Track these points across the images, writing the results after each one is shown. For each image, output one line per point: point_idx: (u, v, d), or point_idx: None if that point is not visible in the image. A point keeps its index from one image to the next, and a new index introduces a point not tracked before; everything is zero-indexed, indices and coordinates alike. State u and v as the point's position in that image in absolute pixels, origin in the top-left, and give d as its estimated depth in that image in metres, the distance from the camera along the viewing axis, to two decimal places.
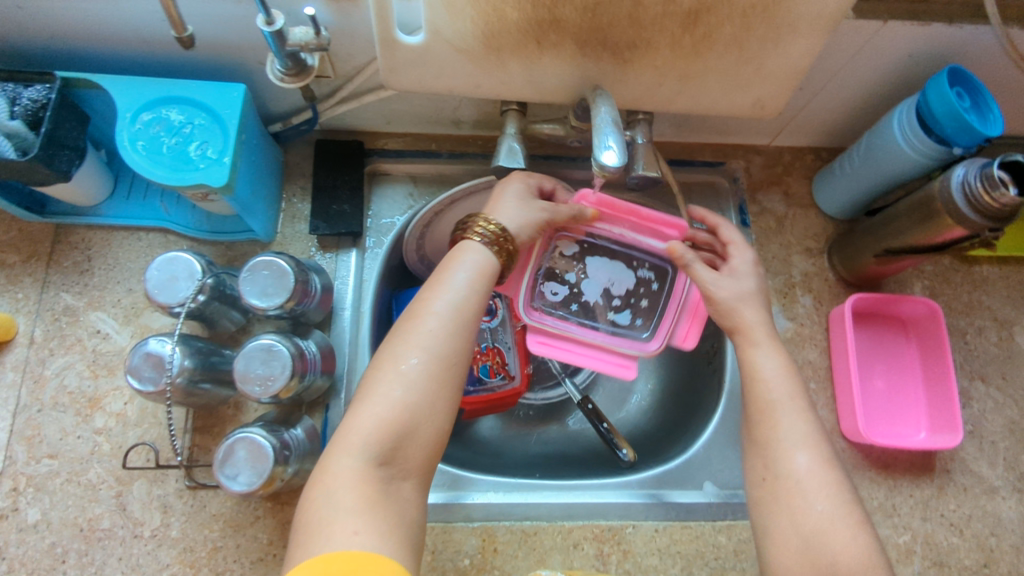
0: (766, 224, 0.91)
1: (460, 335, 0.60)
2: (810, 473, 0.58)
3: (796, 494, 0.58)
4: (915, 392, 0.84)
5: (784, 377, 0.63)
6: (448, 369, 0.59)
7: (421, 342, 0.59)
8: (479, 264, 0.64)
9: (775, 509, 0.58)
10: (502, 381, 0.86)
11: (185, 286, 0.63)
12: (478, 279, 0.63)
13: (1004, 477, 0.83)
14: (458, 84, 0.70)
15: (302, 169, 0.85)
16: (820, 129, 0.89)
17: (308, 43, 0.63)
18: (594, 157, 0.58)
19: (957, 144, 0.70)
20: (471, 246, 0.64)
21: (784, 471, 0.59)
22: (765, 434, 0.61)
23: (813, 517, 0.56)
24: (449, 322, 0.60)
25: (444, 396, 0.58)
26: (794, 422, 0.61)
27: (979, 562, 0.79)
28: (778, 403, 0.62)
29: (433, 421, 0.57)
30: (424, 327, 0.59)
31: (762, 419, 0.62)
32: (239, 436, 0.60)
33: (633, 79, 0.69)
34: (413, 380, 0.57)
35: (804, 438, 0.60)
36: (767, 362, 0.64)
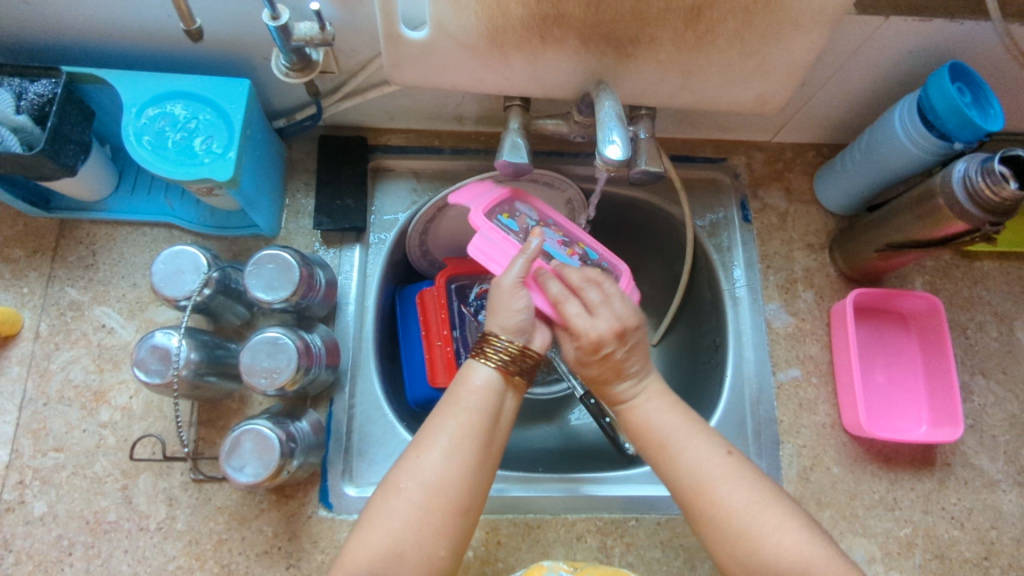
0: (768, 220, 0.91)
1: (459, 461, 0.59)
2: (736, 489, 0.60)
3: (733, 518, 0.59)
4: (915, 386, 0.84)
5: (678, 413, 0.66)
6: (444, 496, 0.58)
7: (414, 470, 0.59)
8: (489, 386, 0.64)
9: (720, 539, 0.59)
10: None
11: (191, 280, 0.64)
12: (483, 403, 0.63)
13: (1004, 471, 0.83)
14: (462, 79, 0.71)
15: (305, 165, 0.85)
16: (821, 125, 0.89)
17: (313, 38, 0.63)
18: (598, 152, 0.58)
19: (958, 139, 0.71)
20: (472, 367, 0.65)
21: (708, 507, 0.60)
22: (679, 479, 0.62)
23: (755, 533, 0.58)
24: (448, 449, 0.60)
25: (436, 527, 0.57)
26: (704, 446, 0.63)
27: (980, 554, 0.80)
28: (682, 435, 0.64)
29: (421, 547, 0.57)
30: (416, 453, 0.60)
31: (675, 455, 0.63)
32: (246, 427, 0.60)
33: (636, 74, 0.69)
34: (406, 511, 0.57)
35: (711, 464, 0.61)
36: (658, 407, 0.66)
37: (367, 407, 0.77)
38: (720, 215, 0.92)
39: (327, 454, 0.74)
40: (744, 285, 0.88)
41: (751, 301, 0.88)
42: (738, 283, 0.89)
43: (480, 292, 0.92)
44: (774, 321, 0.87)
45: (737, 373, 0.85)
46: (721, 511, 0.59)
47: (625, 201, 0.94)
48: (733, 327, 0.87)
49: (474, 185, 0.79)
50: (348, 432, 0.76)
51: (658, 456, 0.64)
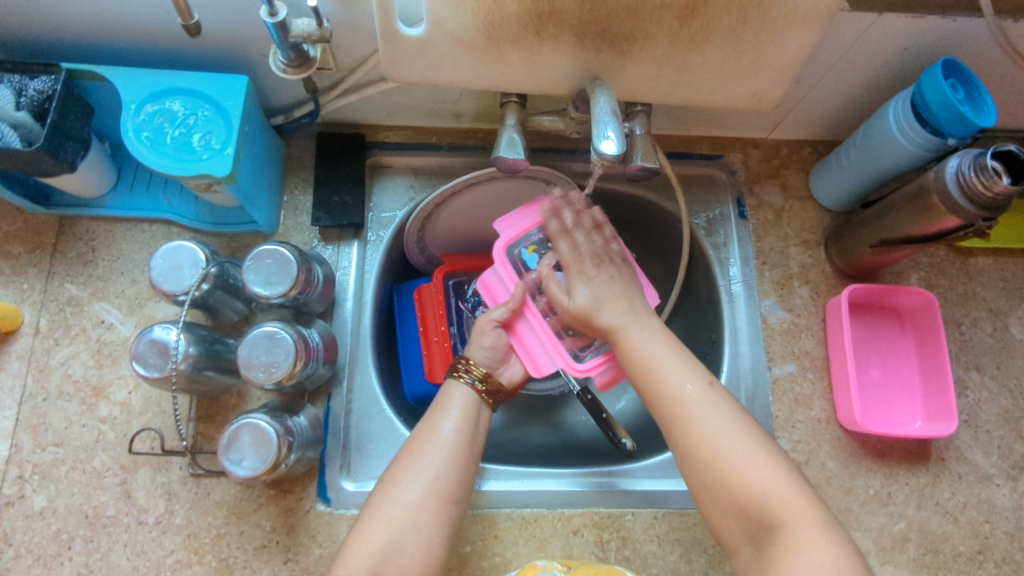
0: (764, 216, 0.92)
1: (450, 458, 0.65)
2: (712, 420, 0.61)
3: (709, 444, 0.60)
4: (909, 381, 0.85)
5: (663, 346, 0.66)
6: (439, 488, 0.63)
7: (409, 469, 0.63)
8: (469, 401, 0.69)
9: (696, 463, 0.61)
10: None
11: (189, 275, 0.64)
12: (466, 414, 0.68)
13: (998, 466, 0.84)
14: (459, 76, 0.71)
15: (303, 162, 0.85)
16: (816, 122, 0.90)
17: (310, 34, 0.64)
18: (593, 147, 0.59)
19: (951, 135, 0.71)
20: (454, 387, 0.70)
21: (692, 436, 0.61)
22: (664, 406, 0.63)
23: (728, 460, 0.59)
24: (439, 449, 0.65)
25: (432, 517, 0.61)
26: (687, 376, 0.64)
27: (974, 549, 0.80)
28: (668, 367, 0.64)
29: (421, 536, 0.60)
30: (410, 454, 0.65)
31: (659, 381, 0.64)
32: (244, 421, 0.61)
33: (632, 71, 0.70)
34: (407, 500, 0.61)
35: (697, 396, 0.62)
36: (647, 338, 0.66)
37: (365, 403, 0.78)
38: (716, 212, 0.93)
39: (325, 449, 0.74)
40: (740, 281, 0.89)
41: (747, 297, 0.88)
42: (734, 279, 0.89)
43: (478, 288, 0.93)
44: (770, 317, 0.87)
45: (733, 368, 0.86)
46: (701, 441, 0.61)
47: (621, 197, 0.94)
48: (729, 323, 0.87)
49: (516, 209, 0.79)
50: (346, 428, 0.76)
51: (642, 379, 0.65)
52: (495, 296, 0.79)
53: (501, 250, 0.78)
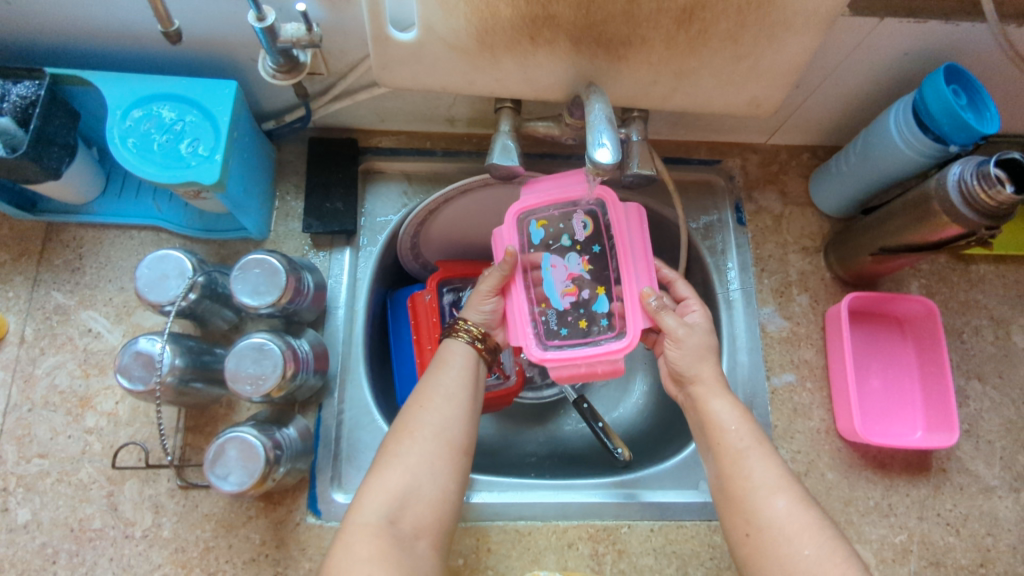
0: (763, 222, 0.90)
1: (458, 406, 0.66)
2: (789, 515, 0.60)
3: (782, 543, 0.59)
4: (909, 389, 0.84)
5: (744, 425, 0.66)
6: (450, 438, 0.64)
7: (420, 420, 0.64)
8: (470, 356, 0.70)
9: (766, 563, 0.59)
10: (497, 380, 0.87)
11: (176, 285, 0.63)
12: (468, 368, 0.69)
13: (1001, 477, 0.83)
14: (452, 81, 0.70)
15: (295, 167, 0.84)
16: (815, 127, 0.89)
17: (300, 39, 0.62)
18: (588, 155, 0.57)
19: (953, 142, 0.70)
20: (455, 347, 0.70)
21: (765, 523, 0.60)
22: (740, 489, 0.63)
23: (802, 563, 0.58)
24: (447, 397, 0.66)
25: (446, 464, 0.62)
26: (765, 468, 0.63)
27: (976, 561, 0.79)
28: (744, 450, 0.64)
29: (436, 483, 0.61)
30: (421, 404, 0.65)
31: (735, 471, 0.64)
32: (230, 435, 0.59)
33: (628, 75, 0.68)
34: (420, 448, 0.62)
35: (780, 486, 0.62)
36: (726, 410, 0.67)
37: (356, 413, 0.76)
38: (714, 217, 0.91)
39: (315, 460, 0.73)
40: (739, 289, 0.88)
41: (745, 304, 0.87)
42: (732, 286, 0.88)
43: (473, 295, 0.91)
44: (769, 325, 0.86)
45: (731, 377, 0.84)
46: (768, 530, 0.60)
47: None
48: (727, 331, 0.86)
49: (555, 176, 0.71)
50: (337, 439, 0.75)
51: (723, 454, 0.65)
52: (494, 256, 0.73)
53: (514, 215, 0.71)
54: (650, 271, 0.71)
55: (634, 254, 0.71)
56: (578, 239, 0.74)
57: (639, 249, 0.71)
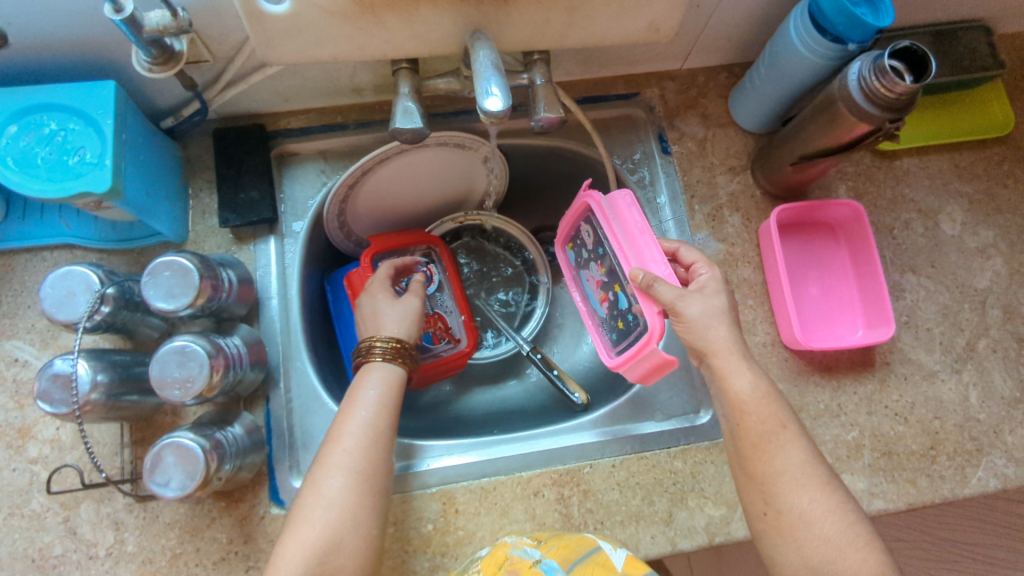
0: (688, 148, 0.90)
1: (375, 447, 0.62)
2: (814, 503, 0.59)
3: (800, 527, 0.59)
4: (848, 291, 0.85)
5: (770, 405, 0.63)
6: (368, 481, 0.60)
7: (338, 466, 0.60)
8: (388, 380, 0.68)
9: (780, 543, 0.60)
10: (448, 345, 0.87)
11: (83, 300, 0.61)
12: (383, 400, 0.66)
13: (942, 361, 0.86)
14: (341, 49, 0.68)
15: (204, 163, 0.81)
16: (726, 45, 0.88)
17: (167, 26, 0.59)
18: (478, 106, 0.56)
19: (851, 41, 0.70)
20: (373, 367, 0.68)
21: (789, 507, 0.59)
22: (762, 470, 0.61)
23: (822, 548, 0.58)
24: (365, 437, 0.62)
25: (367, 509, 0.59)
26: (788, 453, 0.61)
27: (926, 445, 0.82)
28: (770, 435, 0.62)
29: (358, 533, 0.58)
30: (342, 448, 0.61)
31: (760, 454, 0.62)
32: (166, 441, 0.59)
33: (519, 18, 0.67)
34: (335, 499, 0.58)
35: (806, 474, 0.60)
36: (747, 387, 0.63)
37: (306, 399, 0.76)
38: (640, 152, 0.92)
39: (271, 452, 0.73)
40: (671, 220, 0.89)
41: (678, 234, 0.88)
42: (665, 219, 0.89)
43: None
44: (704, 250, 0.86)
45: None
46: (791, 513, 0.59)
47: (543, 151, 0.92)
48: None
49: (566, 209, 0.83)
50: (289, 428, 0.75)
51: (750, 430, 0.62)
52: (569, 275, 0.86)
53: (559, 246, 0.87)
54: (649, 248, 0.68)
55: (625, 241, 0.71)
56: (591, 250, 0.80)
57: (631, 230, 0.69)
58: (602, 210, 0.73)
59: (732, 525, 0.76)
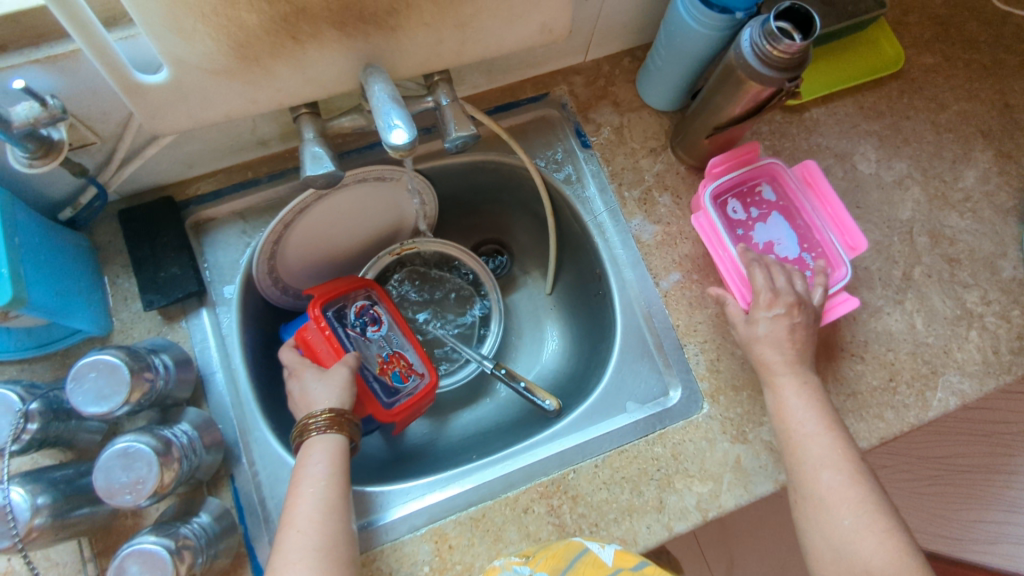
0: (607, 138, 0.91)
1: (333, 520, 0.62)
2: (834, 489, 0.64)
3: (822, 510, 0.63)
4: (813, 222, 0.84)
5: (815, 414, 0.68)
6: (333, 554, 0.59)
7: (300, 546, 0.58)
8: (333, 454, 0.67)
9: (809, 524, 0.64)
10: (416, 382, 0.85)
11: (6, 422, 0.56)
12: (332, 471, 0.65)
13: (884, 295, 0.89)
14: (235, 106, 0.65)
15: (116, 247, 0.77)
16: (623, 31, 0.89)
17: (38, 117, 0.55)
18: (383, 140, 0.54)
19: (738, 9, 0.71)
20: (315, 443, 0.67)
21: (810, 492, 0.65)
22: (798, 456, 0.67)
23: (841, 530, 0.62)
24: (320, 513, 0.61)
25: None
26: (825, 445, 0.66)
27: (886, 378, 0.85)
28: (812, 434, 0.67)
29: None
30: (298, 530, 0.60)
31: (795, 450, 0.68)
32: (128, 550, 0.55)
33: (410, 43, 0.66)
34: None
35: (834, 462, 0.65)
36: (800, 404, 0.69)
37: (272, 468, 0.73)
38: (560, 150, 0.92)
39: (247, 532, 0.70)
40: (604, 211, 0.89)
41: (614, 223, 0.88)
42: (598, 211, 0.89)
43: (358, 310, 0.85)
44: (643, 235, 0.87)
45: (624, 296, 0.87)
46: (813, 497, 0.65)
47: (465, 167, 0.91)
48: (606, 255, 0.88)
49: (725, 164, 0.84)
50: (261, 502, 0.72)
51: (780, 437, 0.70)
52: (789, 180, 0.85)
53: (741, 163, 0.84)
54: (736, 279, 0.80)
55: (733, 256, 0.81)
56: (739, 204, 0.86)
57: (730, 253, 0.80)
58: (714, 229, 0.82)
59: (721, 497, 0.76)
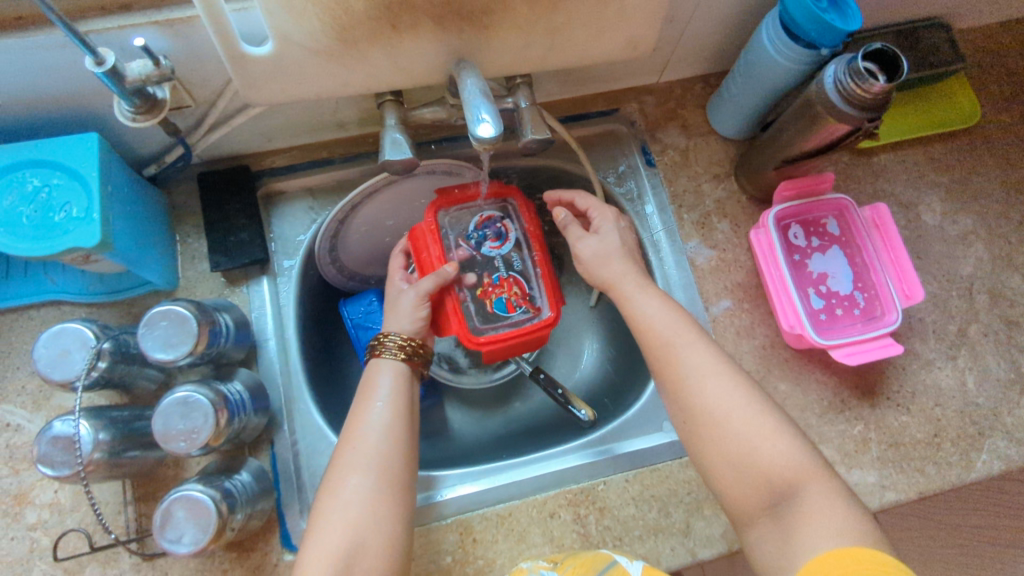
0: (672, 159, 0.92)
1: (392, 444, 0.63)
2: (720, 395, 0.64)
3: (716, 428, 0.63)
4: (872, 263, 0.84)
5: (667, 312, 0.70)
6: (388, 478, 0.61)
7: (355, 464, 0.61)
8: (398, 379, 0.69)
9: (708, 452, 0.63)
10: (525, 314, 0.79)
11: (79, 357, 0.59)
12: (397, 395, 0.67)
13: (937, 349, 0.87)
14: (326, 86, 0.68)
15: (191, 207, 0.80)
16: (700, 57, 0.90)
17: (150, 75, 0.59)
18: (471, 133, 0.56)
19: (824, 45, 0.72)
20: (382, 363, 0.69)
21: (696, 406, 0.64)
22: (673, 372, 0.66)
23: (740, 444, 0.62)
24: (380, 436, 0.63)
25: (389, 508, 0.60)
26: (702, 353, 0.66)
27: (930, 433, 0.83)
28: (674, 337, 0.68)
29: (382, 532, 0.58)
30: (357, 449, 0.62)
31: (671, 352, 0.67)
32: (175, 496, 0.57)
33: (501, 44, 0.68)
34: (354, 502, 0.59)
35: (742, 406, 0.63)
36: (653, 305, 0.70)
37: (311, 439, 0.75)
38: (624, 165, 0.93)
39: (280, 497, 0.72)
40: (661, 230, 0.89)
41: (670, 244, 0.89)
42: (656, 229, 0.90)
43: (481, 221, 0.80)
44: (697, 258, 0.87)
45: None
46: (709, 424, 0.63)
47: (529, 171, 0.93)
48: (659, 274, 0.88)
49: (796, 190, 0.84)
50: (297, 470, 0.73)
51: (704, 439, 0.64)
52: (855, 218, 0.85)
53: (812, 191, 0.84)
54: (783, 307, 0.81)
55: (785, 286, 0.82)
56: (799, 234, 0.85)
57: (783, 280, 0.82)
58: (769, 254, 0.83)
59: None
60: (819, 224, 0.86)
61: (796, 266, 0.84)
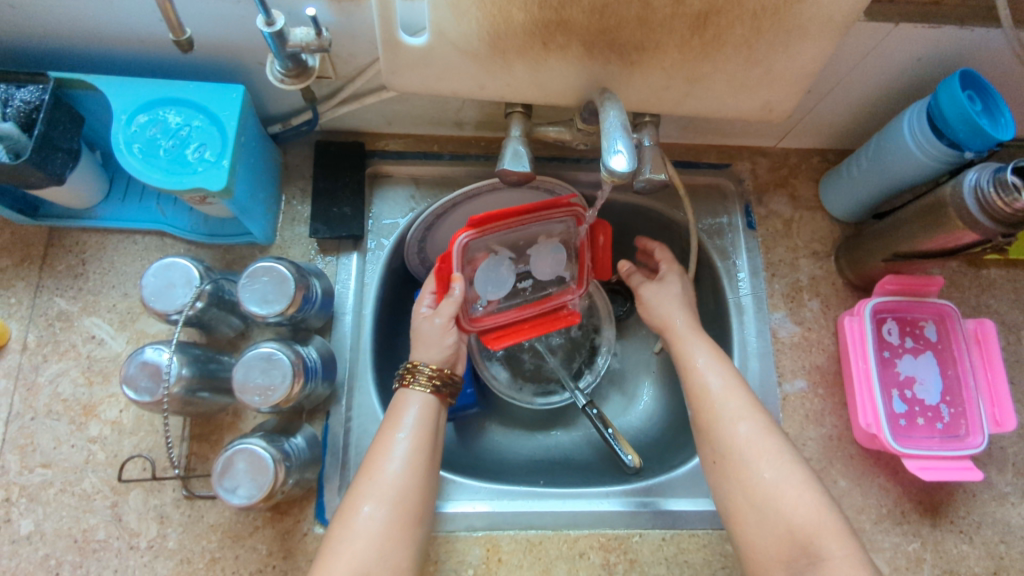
0: (773, 226, 0.90)
1: (410, 474, 0.62)
2: (751, 440, 0.64)
3: (742, 469, 0.63)
4: (965, 379, 0.80)
5: (714, 361, 0.70)
6: (402, 510, 0.60)
7: (373, 493, 0.60)
8: (421, 410, 0.67)
9: (729, 486, 0.63)
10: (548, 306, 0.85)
11: (182, 293, 0.62)
12: (420, 426, 0.65)
13: (1013, 484, 0.82)
14: (463, 86, 0.69)
15: (302, 171, 0.83)
16: (826, 131, 0.88)
17: (309, 44, 0.61)
18: (603, 162, 0.56)
19: (969, 149, 0.69)
20: (405, 397, 0.67)
21: (725, 449, 0.64)
22: (704, 419, 0.67)
23: (762, 485, 0.61)
24: (399, 467, 0.62)
25: (398, 543, 0.59)
26: (737, 398, 0.67)
27: (989, 570, 0.78)
28: (720, 386, 0.67)
29: (390, 562, 0.58)
30: (378, 479, 0.61)
31: (704, 403, 0.67)
32: (239, 447, 0.59)
33: (641, 81, 0.68)
34: (368, 531, 0.58)
35: (765, 449, 0.63)
36: (698, 351, 0.71)
37: (365, 421, 0.76)
38: (724, 221, 0.91)
39: (323, 469, 0.72)
40: (749, 294, 0.87)
41: (755, 310, 0.86)
42: (743, 292, 0.87)
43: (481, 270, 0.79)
44: (780, 331, 0.85)
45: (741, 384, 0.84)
46: (721, 450, 0.64)
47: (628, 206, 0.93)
48: (737, 336, 0.86)
49: (901, 288, 0.81)
50: (345, 446, 0.74)
51: (756, 531, 0.61)
52: (956, 328, 0.81)
53: (915, 293, 0.81)
54: (862, 405, 0.78)
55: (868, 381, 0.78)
56: (894, 332, 0.82)
57: (863, 374, 0.79)
58: (857, 346, 0.80)
59: None
60: (916, 326, 0.82)
61: (883, 363, 0.81)
